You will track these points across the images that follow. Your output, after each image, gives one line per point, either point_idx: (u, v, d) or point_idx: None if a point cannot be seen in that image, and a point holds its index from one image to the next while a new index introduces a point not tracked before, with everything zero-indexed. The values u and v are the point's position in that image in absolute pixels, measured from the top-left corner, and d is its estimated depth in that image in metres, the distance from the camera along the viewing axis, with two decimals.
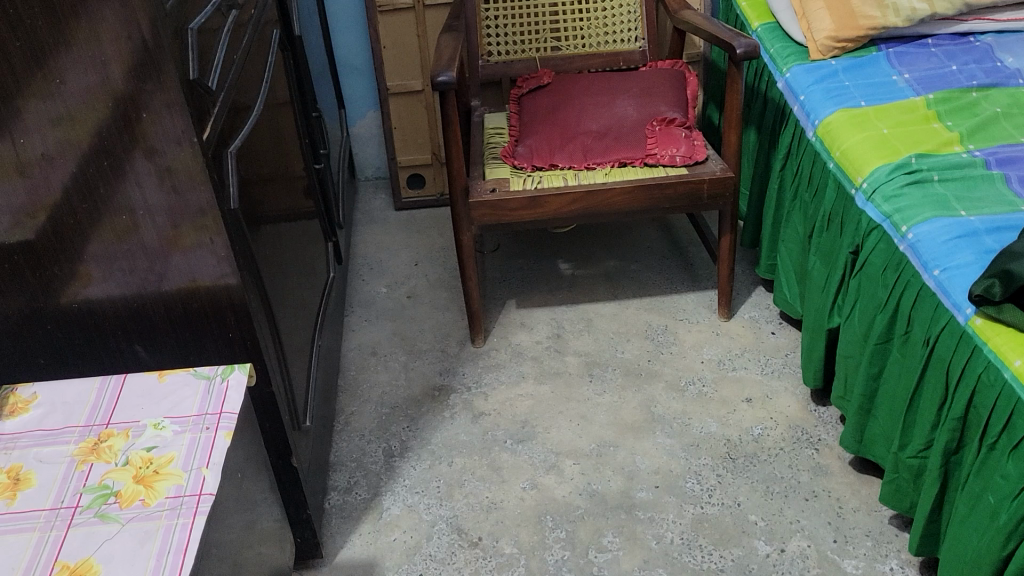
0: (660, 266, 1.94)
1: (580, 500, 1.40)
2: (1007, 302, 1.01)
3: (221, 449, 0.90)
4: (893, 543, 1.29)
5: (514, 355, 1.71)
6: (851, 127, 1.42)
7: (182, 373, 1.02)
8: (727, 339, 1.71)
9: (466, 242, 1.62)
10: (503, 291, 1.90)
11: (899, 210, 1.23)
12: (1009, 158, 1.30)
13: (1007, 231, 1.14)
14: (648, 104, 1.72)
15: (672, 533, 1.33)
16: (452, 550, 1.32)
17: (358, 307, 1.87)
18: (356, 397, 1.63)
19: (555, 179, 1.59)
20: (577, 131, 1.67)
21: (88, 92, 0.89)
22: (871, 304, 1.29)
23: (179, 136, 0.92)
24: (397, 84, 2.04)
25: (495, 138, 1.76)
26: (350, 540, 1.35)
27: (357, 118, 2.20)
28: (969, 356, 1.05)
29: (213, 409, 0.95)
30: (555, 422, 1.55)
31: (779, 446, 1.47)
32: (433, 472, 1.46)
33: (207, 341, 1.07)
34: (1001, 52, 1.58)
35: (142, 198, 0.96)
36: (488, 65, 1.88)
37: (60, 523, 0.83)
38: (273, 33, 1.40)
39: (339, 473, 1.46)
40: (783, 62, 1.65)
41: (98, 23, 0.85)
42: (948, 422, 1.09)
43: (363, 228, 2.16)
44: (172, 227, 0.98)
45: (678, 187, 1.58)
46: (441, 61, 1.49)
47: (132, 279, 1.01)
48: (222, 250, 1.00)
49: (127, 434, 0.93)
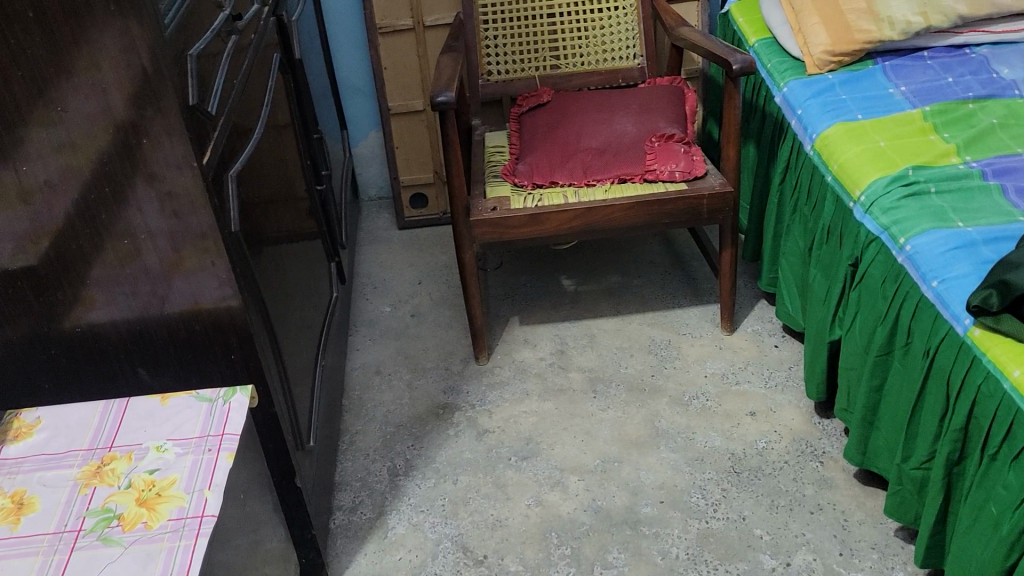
0: (662, 281, 1.95)
1: (586, 516, 1.40)
2: (1005, 313, 1.01)
3: (223, 470, 0.90)
4: (900, 556, 1.29)
5: (517, 371, 1.72)
6: (848, 140, 1.43)
7: (184, 396, 1.03)
8: (730, 353, 1.72)
9: (468, 260, 1.63)
10: (507, 308, 1.90)
11: (897, 222, 1.23)
12: (1005, 169, 1.31)
13: (1004, 241, 1.14)
14: (647, 120, 1.73)
15: (678, 548, 1.33)
16: (457, 568, 1.33)
17: (362, 327, 1.88)
18: (361, 417, 1.63)
19: (556, 197, 1.60)
20: (576, 148, 1.68)
21: (89, 119, 0.91)
22: (871, 317, 1.29)
23: (179, 160, 0.93)
24: (398, 104, 2.06)
25: (495, 156, 1.77)
26: (356, 559, 1.35)
27: (359, 139, 2.22)
28: (969, 367, 1.05)
29: (215, 431, 0.96)
30: (558, 438, 1.55)
31: (783, 459, 1.47)
32: (438, 490, 1.46)
33: (210, 364, 1.08)
34: (997, 63, 1.59)
35: (143, 222, 0.97)
36: (489, 84, 1.90)
37: (63, 546, 0.84)
38: (274, 57, 1.42)
39: (344, 492, 1.47)
40: (780, 77, 1.66)
41: (99, 52, 0.87)
42: (949, 434, 1.09)
43: (366, 247, 2.17)
44: (174, 251, 0.99)
45: (678, 203, 1.58)
46: (441, 81, 1.51)
47: (135, 303, 1.03)
48: (224, 273, 1.01)
49: (130, 456, 0.94)
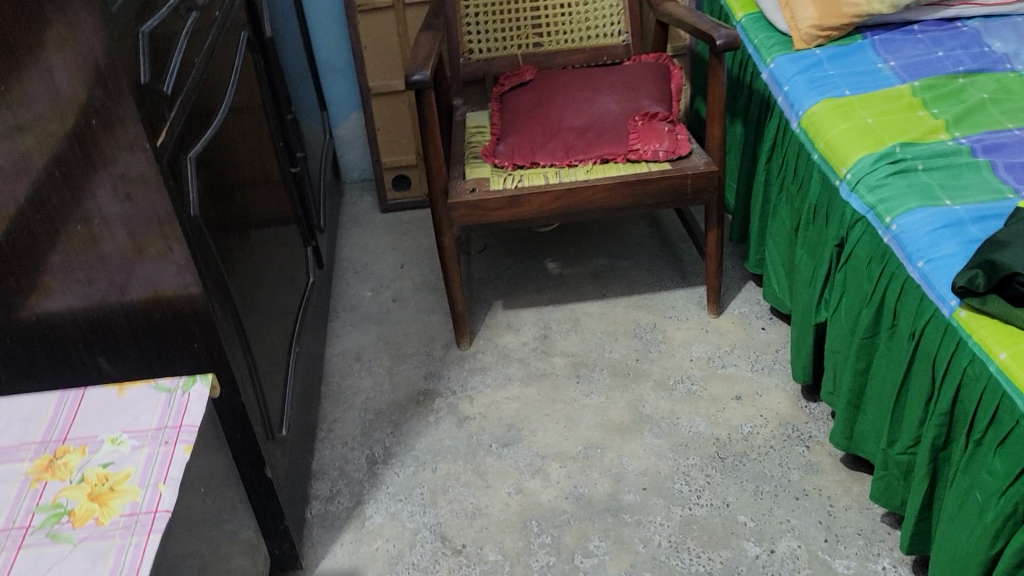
0: (649, 263, 1.91)
1: (567, 504, 1.37)
2: (992, 293, 0.97)
3: (180, 463, 0.86)
4: (886, 542, 1.26)
5: (500, 356, 1.68)
6: (834, 117, 1.39)
7: (143, 386, 0.98)
8: (716, 336, 1.68)
9: (448, 244, 1.59)
10: (490, 292, 1.87)
11: (883, 200, 1.20)
12: (996, 145, 1.27)
13: (993, 219, 1.10)
14: (631, 99, 1.69)
15: (660, 536, 1.30)
16: (435, 558, 1.30)
17: (342, 313, 1.85)
18: (340, 403, 1.60)
19: (536, 177, 1.56)
20: (559, 128, 1.64)
21: (37, 101, 0.87)
22: (857, 299, 1.26)
23: (131, 142, 0.89)
24: (379, 84, 2.02)
25: (475, 137, 1.73)
26: (332, 550, 1.32)
27: (341, 120, 2.18)
28: (955, 349, 1.02)
29: (172, 422, 0.92)
30: (540, 424, 1.52)
31: (769, 444, 1.44)
32: (417, 479, 1.43)
33: (172, 352, 1.05)
34: (989, 37, 1.55)
35: (97, 207, 0.93)
36: (470, 64, 1.85)
37: (10, 544, 0.80)
38: (244, 35, 1.38)
39: (321, 481, 1.44)
40: (767, 53, 1.62)
41: (45, 30, 0.83)
42: (935, 418, 1.06)
43: (348, 231, 2.13)
44: (132, 237, 0.96)
45: (661, 182, 1.54)
46: (416, 60, 1.46)
47: (92, 291, 0.99)
48: (182, 260, 0.97)
49: (84, 450, 0.90)
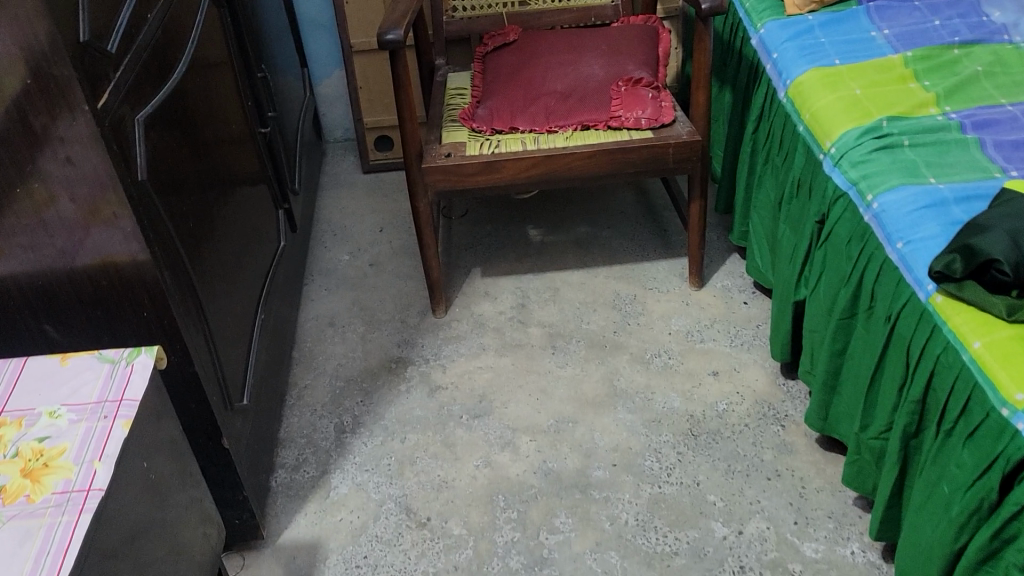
0: (632, 232, 1.87)
1: (535, 479, 1.35)
2: (969, 280, 0.94)
3: (117, 439, 0.83)
4: (856, 526, 1.24)
5: (476, 325, 1.65)
6: (822, 87, 1.34)
7: (86, 356, 0.94)
8: (697, 310, 1.65)
9: (423, 210, 1.55)
10: (469, 258, 1.83)
11: (866, 177, 1.16)
12: (986, 121, 1.22)
13: (978, 201, 1.06)
14: (616, 63, 1.63)
15: (627, 514, 1.28)
16: (399, 530, 1.28)
17: (317, 277, 1.81)
18: (310, 370, 1.58)
19: (514, 143, 1.51)
20: (540, 91, 1.59)
21: None
22: (836, 278, 1.22)
23: (69, 103, 0.84)
24: (360, 41, 1.95)
25: (455, 99, 1.68)
26: (296, 520, 1.30)
27: (322, 77, 2.12)
28: (929, 336, 0.99)
29: (113, 396, 0.88)
30: (513, 396, 1.49)
31: (743, 422, 1.42)
32: (385, 449, 1.41)
33: (121, 321, 1.02)
34: (988, 6, 1.48)
35: (36, 170, 0.89)
36: (453, 22, 1.79)
37: None
38: None
39: (287, 449, 1.42)
40: (758, 17, 1.57)
41: None
42: (907, 405, 1.03)
43: (328, 192, 2.09)
44: (74, 202, 0.92)
45: (642, 151, 1.49)
46: (391, 18, 1.41)
47: (34, 257, 0.95)
48: (128, 227, 0.94)
49: (20, 423, 0.87)
